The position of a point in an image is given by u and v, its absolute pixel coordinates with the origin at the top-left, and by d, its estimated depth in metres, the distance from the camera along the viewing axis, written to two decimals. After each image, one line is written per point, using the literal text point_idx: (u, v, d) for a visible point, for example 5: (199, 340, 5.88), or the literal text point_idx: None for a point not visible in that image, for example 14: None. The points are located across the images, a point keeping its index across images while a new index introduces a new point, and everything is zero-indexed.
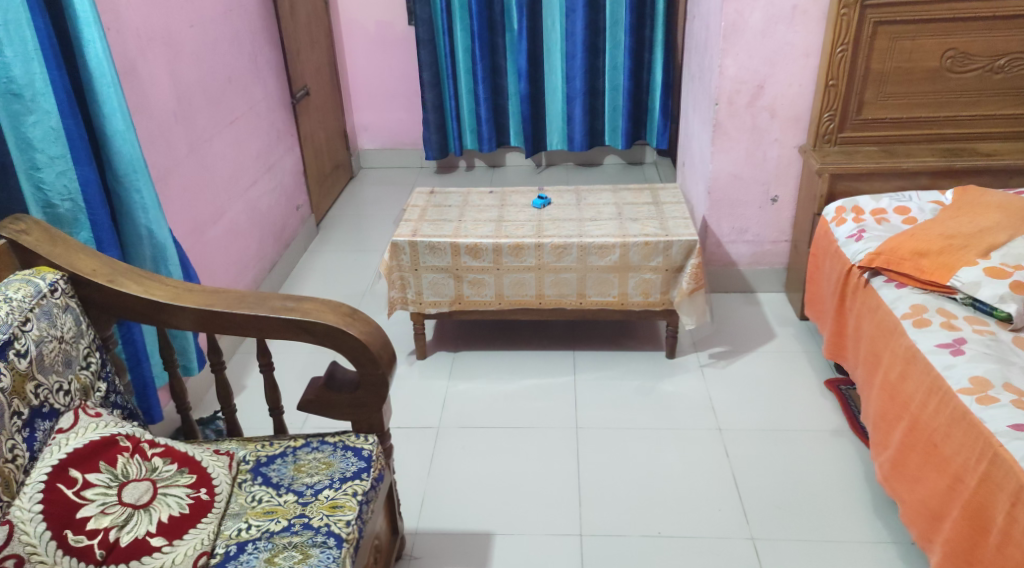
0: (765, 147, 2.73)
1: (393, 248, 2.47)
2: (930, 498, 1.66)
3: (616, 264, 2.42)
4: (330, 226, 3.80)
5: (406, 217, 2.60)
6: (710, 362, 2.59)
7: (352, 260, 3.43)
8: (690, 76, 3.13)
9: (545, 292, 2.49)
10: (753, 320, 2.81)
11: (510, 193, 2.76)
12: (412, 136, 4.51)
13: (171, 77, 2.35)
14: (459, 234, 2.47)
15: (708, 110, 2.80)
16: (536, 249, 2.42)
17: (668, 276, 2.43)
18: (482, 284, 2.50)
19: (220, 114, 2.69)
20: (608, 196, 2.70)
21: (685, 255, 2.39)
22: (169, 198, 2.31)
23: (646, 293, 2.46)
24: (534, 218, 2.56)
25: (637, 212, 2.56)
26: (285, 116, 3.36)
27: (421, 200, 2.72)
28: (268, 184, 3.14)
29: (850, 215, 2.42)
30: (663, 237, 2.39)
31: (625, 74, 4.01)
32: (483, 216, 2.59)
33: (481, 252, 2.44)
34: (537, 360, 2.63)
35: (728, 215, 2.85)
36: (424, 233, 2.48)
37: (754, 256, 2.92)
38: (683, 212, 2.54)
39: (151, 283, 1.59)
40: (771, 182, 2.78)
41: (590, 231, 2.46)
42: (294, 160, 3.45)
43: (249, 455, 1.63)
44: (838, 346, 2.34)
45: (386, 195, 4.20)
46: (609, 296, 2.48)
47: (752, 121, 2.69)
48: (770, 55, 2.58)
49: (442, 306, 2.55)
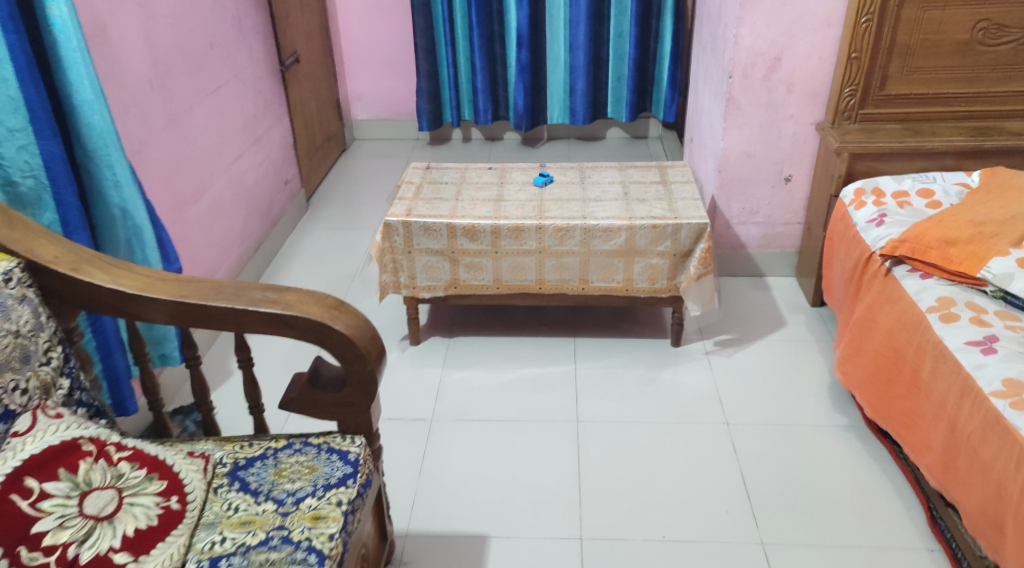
0: (780, 123, 2.58)
1: (386, 228, 2.33)
2: (974, 506, 1.57)
3: (621, 248, 2.29)
4: (320, 202, 3.66)
5: (399, 195, 2.46)
6: (716, 350, 2.47)
7: (344, 240, 3.30)
8: (701, 46, 2.96)
9: (546, 277, 2.36)
10: (761, 308, 2.68)
11: (509, 169, 2.62)
12: (408, 106, 4.34)
13: (145, 40, 2.19)
14: (456, 214, 2.33)
15: (720, 82, 2.64)
16: (537, 232, 2.28)
17: (676, 261, 2.30)
18: (479, 268, 2.37)
19: (201, 82, 2.53)
20: (613, 175, 2.56)
21: (695, 239, 2.26)
22: (143, 174, 2.16)
23: (652, 279, 2.33)
24: (535, 197, 2.42)
25: (643, 193, 2.42)
26: (273, 85, 3.19)
27: (415, 177, 2.58)
28: (256, 158, 2.99)
29: (870, 197, 2.28)
30: (671, 219, 2.25)
31: (631, 43, 3.83)
32: (481, 194, 2.45)
33: (478, 234, 2.30)
34: (536, 347, 2.51)
35: (739, 195, 2.71)
36: (418, 213, 2.34)
37: (765, 239, 2.79)
38: (693, 193, 2.40)
39: (118, 271, 1.45)
40: (785, 161, 2.64)
41: (594, 212, 2.32)
42: (283, 131, 3.29)
43: (227, 456, 1.51)
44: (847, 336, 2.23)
45: (380, 169, 4.05)
46: (613, 282, 2.35)
47: (768, 95, 2.53)
48: (789, 24, 2.41)
49: (437, 291, 2.42)
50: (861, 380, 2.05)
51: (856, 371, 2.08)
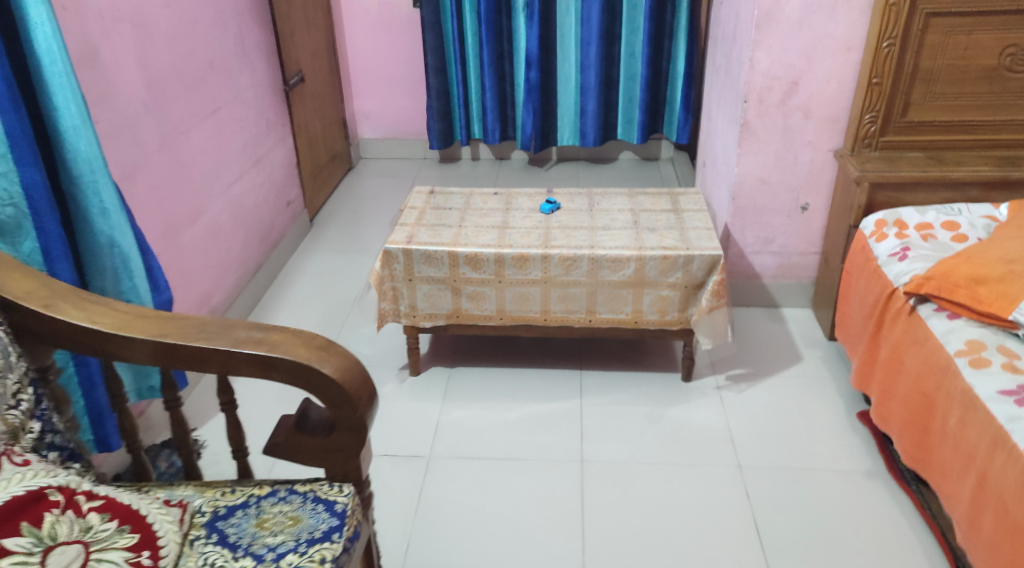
0: (797, 150, 2.48)
1: (386, 256, 2.25)
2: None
3: (630, 278, 2.19)
4: (325, 222, 3.59)
5: (401, 220, 2.38)
6: (729, 385, 2.37)
7: (346, 263, 3.21)
8: (716, 69, 2.88)
9: (552, 307, 2.27)
10: (777, 342, 2.57)
11: (516, 195, 2.53)
12: (416, 126, 4.28)
13: (139, 62, 2.17)
14: (458, 242, 2.24)
15: (735, 107, 2.55)
16: (542, 261, 2.19)
17: (687, 293, 2.20)
18: (482, 298, 2.28)
19: (197, 103, 2.49)
20: (623, 201, 2.47)
21: (707, 271, 2.16)
22: (134, 197, 2.14)
23: (662, 311, 2.23)
24: (541, 225, 2.33)
25: (654, 221, 2.33)
26: (277, 104, 3.13)
27: (419, 202, 2.50)
28: (256, 179, 2.92)
29: (892, 229, 2.18)
30: (683, 250, 2.15)
31: (643, 63, 3.75)
32: (485, 221, 2.36)
33: (481, 263, 2.22)
34: (541, 379, 2.41)
35: (754, 223, 2.62)
36: (420, 240, 2.25)
37: (780, 268, 2.70)
38: (706, 222, 2.31)
39: (96, 308, 1.36)
40: (801, 189, 2.54)
41: (602, 240, 2.23)
42: (286, 151, 3.23)
43: (207, 504, 1.41)
44: (870, 377, 2.13)
45: (386, 190, 3.98)
46: (621, 314, 2.26)
47: (784, 120, 2.44)
48: (807, 48, 2.32)
49: (439, 320, 2.33)
50: (897, 427, 1.95)
51: (891, 417, 1.98)
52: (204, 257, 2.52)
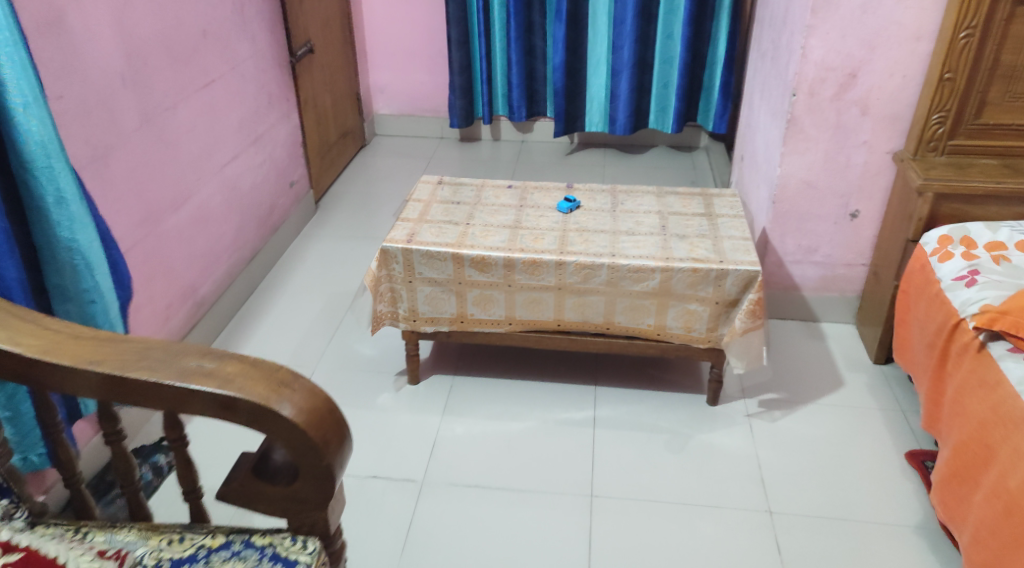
0: (850, 150, 2.21)
1: (383, 255, 2.01)
2: None
3: (655, 290, 1.94)
4: (332, 204, 3.38)
5: (403, 214, 2.15)
6: (760, 412, 2.12)
7: (349, 251, 3.00)
8: (761, 54, 2.59)
9: (566, 315, 2.02)
10: (816, 363, 2.31)
11: (532, 189, 2.29)
12: (434, 102, 4.02)
13: (116, 31, 1.96)
14: (464, 242, 2.01)
15: (781, 99, 2.27)
16: (557, 268, 1.95)
17: (719, 311, 1.95)
18: (490, 301, 2.03)
19: (186, 76, 2.27)
20: (651, 202, 2.22)
21: (743, 288, 1.91)
22: (109, 182, 1.95)
23: (689, 326, 1.98)
24: (559, 227, 2.09)
25: (685, 227, 2.08)
26: (281, 77, 2.90)
27: (426, 194, 2.27)
28: (253, 160, 2.71)
29: (959, 247, 1.91)
30: (716, 263, 1.90)
31: (682, 44, 3.46)
32: (496, 219, 2.13)
33: (489, 266, 1.97)
34: (551, 394, 2.19)
35: (796, 230, 2.36)
36: (422, 238, 2.02)
37: (823, 280, 2.44)
38: (742, 230, 2.06)
39: (24, 329, 1.17)
40: (852, 195, 2.27)
41: (625, 246, 1.99)
42: (290, 129, 3.01)
43: (149, 555, 1.21)
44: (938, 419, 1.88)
45: (400, 171, 3.74)
46: (643, 325, 2.00)
47: (838, 117, 2.16)
48: (869, 36, 2.03)
49: (441, 325, 2.09)
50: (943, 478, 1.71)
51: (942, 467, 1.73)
52: (190, 246, 2.33)
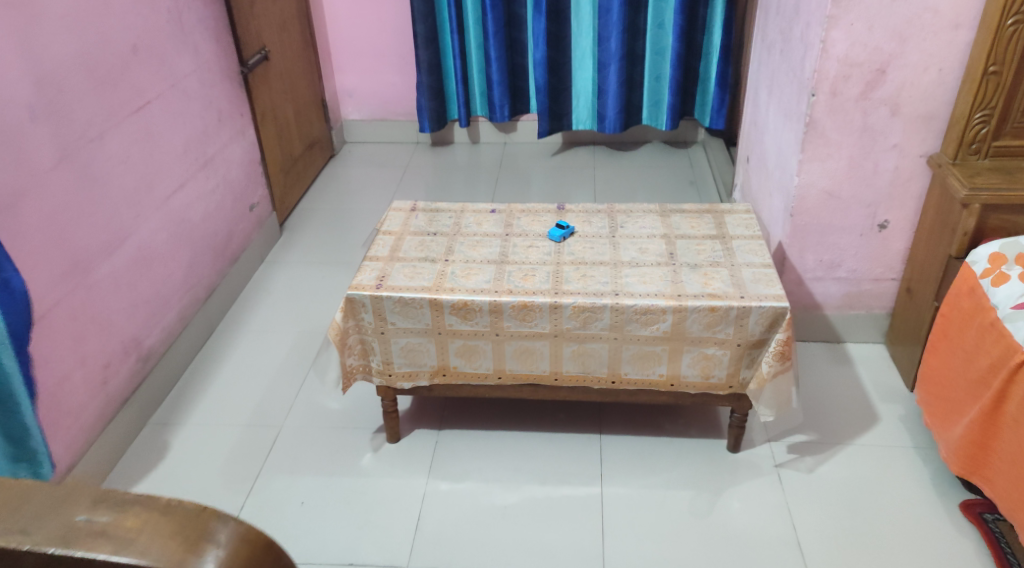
0: (878, 155, 1.95)
1: (349, 304, 1.73)
2: None
3: (667, 334, 1.68)
4: (299, 224, 3.08)
5: (372, 252, 1.87)
6: (791, 460, 1.86)
7: (319, 278, 2.71)
8: (767, 46, 2.31)
9: (564, 366, 1.76)
10: (847, 395, 2.05)
11: (518, 213, 2.01)
12: (407, 104, 3.71)
13: (21, 54, 1.65)
14: (442, 285, 1.73)
15: (797, 99, 1.99)
16: (551, 313, 1.68)
17: (740, 354, 1.69)
18: (475, 353, 1.77)
19: (116, 99, 1.97)
20: (655, 223, 1.94)
21: (768, 327, 1.65)
22: (22, 233, 1.65)
23: (707, 373, 1.73)
24: (551, 260, 1.82)
25: (696, 254, 1.81)
26: (234, 90, 2.59)
27: (397, 224, 1.99)
28: (206, 186, 2.41)
29: (1015, 267, 1.65)
30: (737, 300, 1.63)
31: (674, 34, 3.18)
32: (478, 254, 1.85)
33: (473, 313, 1.70)
34: (552, 447, 1.92)
35: (817, 245, 2.10)
36: (394, 282, 1.74)
37: (847, 297, 2.17)
38: (761, 255, 1.79)
39: None
40: (880, 204, 2.01)
41: (629, 281, 1.72)
42: (248, 146, 2.70)
43: None
44: (989, 467, 1.62)
45: (374, 182, 3.44)
46: (653, 374, 1.75)
47: (864, 118, 1.90)
48: (901, 26, 1.76)
49: (420, 380, 1.82)
50: None
51: None
52: (131, 294, 2.03)
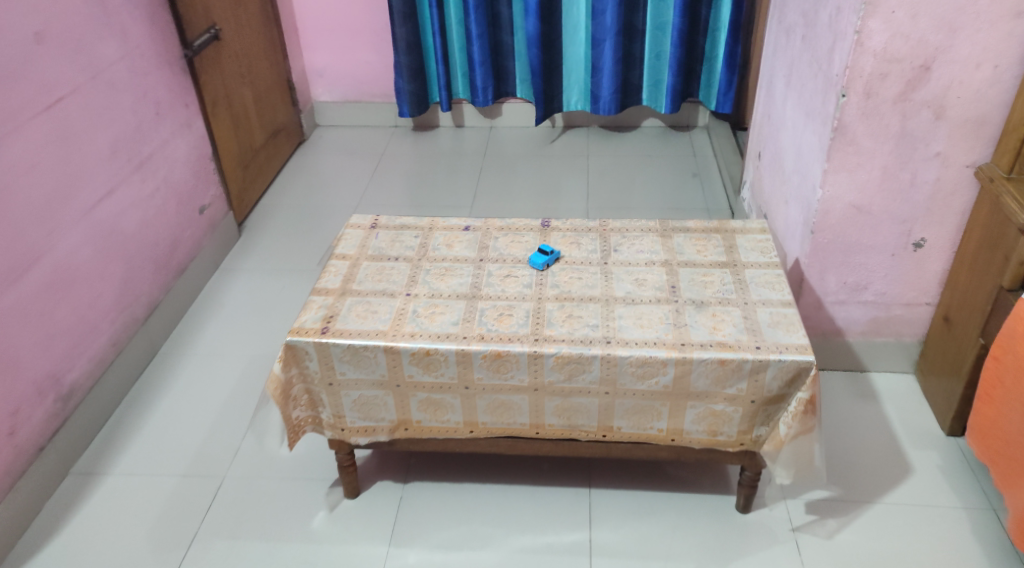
0: (917, 165, 1.66)
1: (290, 352, 1.45)
2: None
3: (668, 389, 1.41)
4: (261, 223, 2.78)
5: (321, 282, 1.59)
6: (810, 524, 1.60)
7: (278, 289, 2.42)
8: (785, 30, 2.00)
9: (546, 421, 1.49)
10: (873, 438, 1.79)
11: (496, 231, 1.73)
12: (384, 85, 3.38)
13: None
14: (401, 329, 1.45)
15: (823, 97, 1.69)
16: (530, 364, 1.41)
17: (753, 411, 1.41)
18: (442, 407, 1.49)
19: (19, 97, 1.66)
20: (654, 246, 1.67)
21: (787, 384, 1.37)
22: None
23: (713, 431, 1.46)
24: (531, 294, 1.54)
25: (702, 288, 1.53)
26: (176, 77, 2.28)
27: (353, 246, 1.71)
28: (143, 191, 2.11)
29: None
30: (751, 352, 1.36)
31: (676, 8, 2.85)
32: (446, 286, 1.57)
33: (437, 364, 1.43)
34: (533, 506, 1.66)
35: (841, 264, 1.82)
36: (344, 324, 1.47)
37: (874, 322, 1.90)
38: (779, 289, 1.51)
39: None
40: (916, 219, 1.73)
41: (623, 324, 1.44)
42: (197, 140, 2.40)
43: None
44: None
45: (347, 173, 3.13)
46: (649, 431, 1.48)
47: (902, 122, 1.61)
48: (953, 14, 1.46)
49: (380, 434, 1.55)
50: None
51: None
52: (50, 324, 1.75)
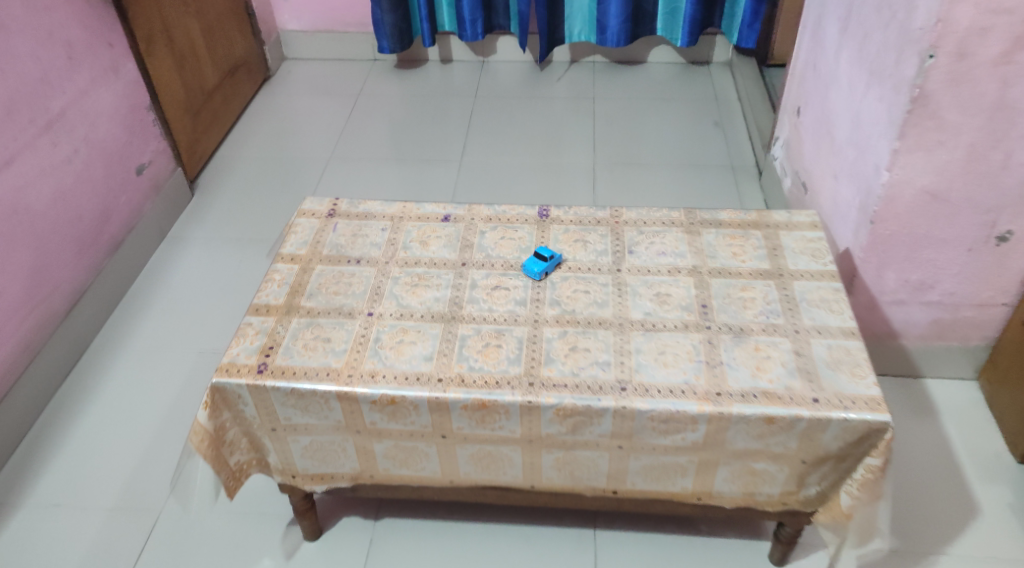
0: (1012, 144, 1.31)
1: (219, 394, 1.15)
2: None
3: (696, 446, 1.11)
4: (217, 180, 2.42)
5: (262, 295, 1.27)
6: None
7: (233, 265, 2.08)
8: None
9: (543, 475, 1.21)
10: (930, 469, 1.51)
11: (482, 224, 1.40)
12: (359, 12, 2.94)
13: None
14: (359, 367, 1.14)
15: (897, 53, 1.32)
16: (522, 415, 1.10)
17: (804, 472, 1.12)
18: (414, 457, 1.21)
19: None
20: (679, 246, 1.34)
21: (851, 446, 1.07)
22: None
23: (750, 491, 1.17)
24: (525, 314, 1.22)
25: (741, 309, 1.21)
26: (94, 12, 1.87)
27: (306, 242, 1.37)
28: (55, 156, 1.75)
29: None
30: (807, 408, 1.05)
31: None
32: (419, 301, 1.25)
33: (405, 412, 1.13)
34: (530, 555, 1.40)
35: (904, 260, 1.49)
36: (288, 359, 1.16)
37: (936, 325, 1.59)
38: (837, 312, 1.19)
39: None
40: (1005, 208, 1.39)
41: (641, 363, 1.13)
42: (128, 88, 2.01)
43: None
44: None
45: (318, 116, 2.73)
46: (670, 489, 1.20)
47: (1001, 91, 1.25)
48: None
49: (340, 482, 1.27)
50: None
51: None
52: None
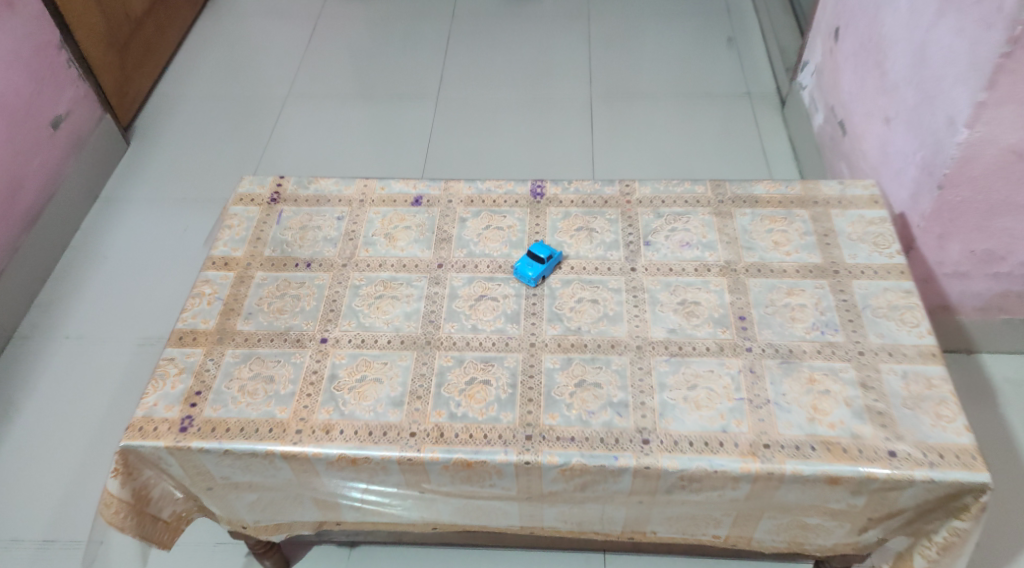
0: None
1: (135, 455, 0.91)
2: None
3: (736, 502, 0.89)
4: (156, 126, 2.09)
5: (187, 317, 1.01)
6: None
7: (177, 232, 1.80)
8: None
9: (546, 525, 0.99)
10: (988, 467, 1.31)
11: (462, 208, 1.13)
12: None
13: None
14: (310, 417, 0.90)
15: None
16: (518, 475, 0.88)
17: (867, 526, 0.91)
18: (386, 511, 0.98)
19: None
20: (707, 233, 1.07)
21: (934, 502, 0.85)
22: None
23: (797, 541, 0.97)
24: (517, 337, 0.97)
25: (789, 321, 0.96)
26: None
27: (242, 239, 1.10)
28: None
29: None
30: (882, 466, 0.82)
31: None
32: (384, 319, 1.00)
33: (371, 472, 0.90)
34: None
35: (973, 230, 1.23)
36: (219, 410, 0.91)
37: (1000, 299, 1.36)
38: (910, 324, 0.95)
39: None
40: None
41: (666, 404, 0.89)
42: (31, 25, 1.66)
43: None
44: None
45: (271, 43, 2.37)
46: (700, 538, 0.99)
47: None
48: None
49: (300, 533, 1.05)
50: None
51: None
52: None
